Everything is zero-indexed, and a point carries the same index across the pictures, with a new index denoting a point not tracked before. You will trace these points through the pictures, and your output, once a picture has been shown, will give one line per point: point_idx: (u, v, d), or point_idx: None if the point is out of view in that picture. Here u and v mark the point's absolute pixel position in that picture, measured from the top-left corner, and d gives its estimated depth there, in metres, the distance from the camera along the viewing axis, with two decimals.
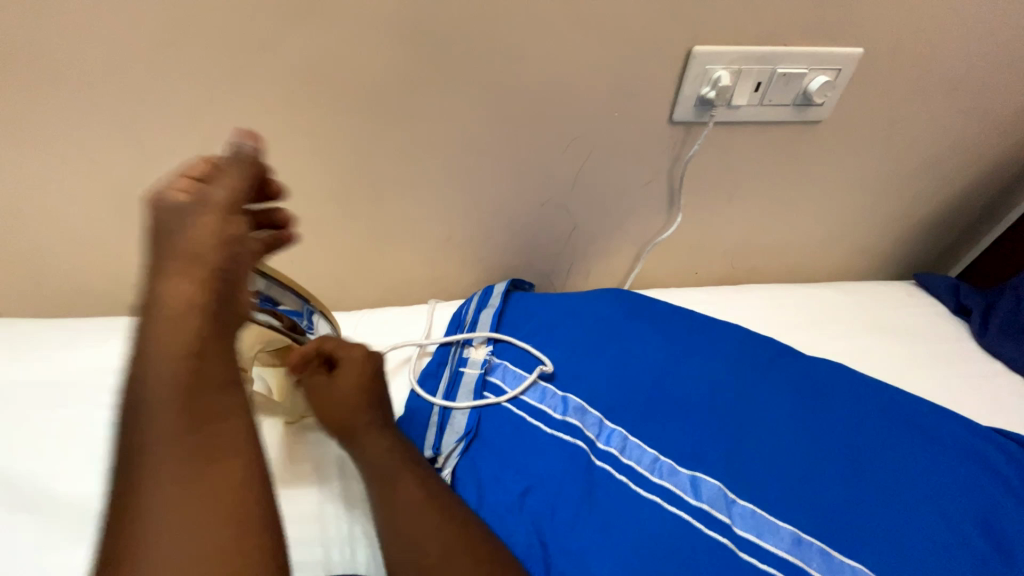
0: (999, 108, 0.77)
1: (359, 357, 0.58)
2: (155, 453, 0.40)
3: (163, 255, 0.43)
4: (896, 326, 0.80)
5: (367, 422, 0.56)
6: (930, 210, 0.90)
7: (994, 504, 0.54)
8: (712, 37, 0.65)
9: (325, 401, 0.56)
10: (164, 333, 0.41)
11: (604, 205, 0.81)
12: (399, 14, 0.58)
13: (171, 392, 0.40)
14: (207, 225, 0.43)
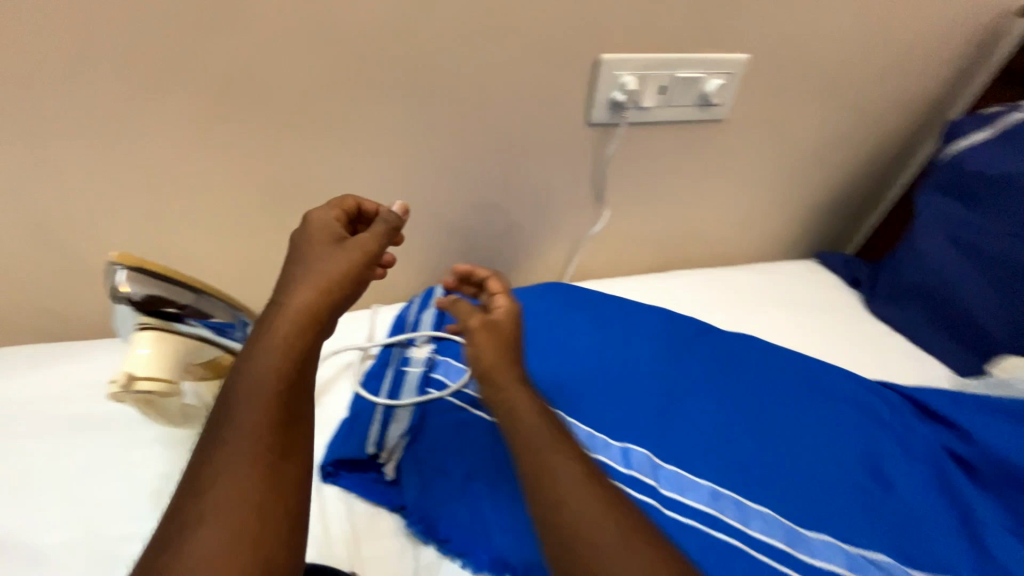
0: (865, 101, 0.90)
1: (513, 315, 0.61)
2: (232, 437, 0.42)
3: (306, 262, 0.51)
4: (801, 299, 0.90)
5: (515, 379, 0.54)
6: (824, 193, 1.02)
7: (879, 448, 0.62)
8: (618, 45, 0.71)
9: (486, 342, 0.57)
10: (284, 330, 0.47)
11: (536, 205, 0.86)
12: (316, 34, 0.61)
13: (269, 386, 0.45)
14: (350, 253, 0.52)
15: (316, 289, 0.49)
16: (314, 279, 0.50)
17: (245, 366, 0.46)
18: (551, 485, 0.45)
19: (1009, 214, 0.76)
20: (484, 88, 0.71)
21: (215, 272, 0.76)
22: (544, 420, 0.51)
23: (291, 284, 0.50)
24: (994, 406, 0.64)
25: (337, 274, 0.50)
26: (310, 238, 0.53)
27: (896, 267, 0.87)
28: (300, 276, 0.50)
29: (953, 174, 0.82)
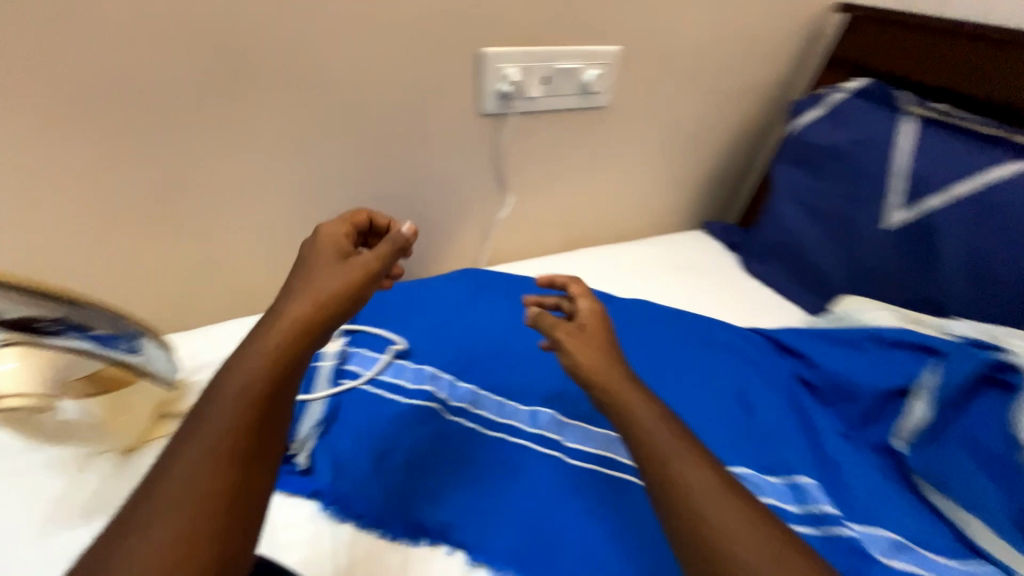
0: (725, 86, 1.03)
1: (596, 316, 0.57)
2: (200, 441, 0.41)
3: (308, 275, 0.52)
4: (687, 264, 1.01)
5: (626, 382, 0.51)
6: (704, 170, 1.15)
7: (751, 382, 0.71)
8: (496, 39, 0.76)
9: (580, 353, 0.53)
10: (275, 338, 0.47)
11: (440, 193, 0.90)
12: (186, 30, 0.63)
13: (253, 393, 0.44)
14: (352, 270, 0.52)
15: (313, 305, 0.49)
16: (313, 293, 0.50)
17: (233, 367, 0.45)
18: (674, 474, 0.44)
19: (839, 178, 0.89)
20: (369, 82, 0.74)
21: (117, 276, 0.77)
22: (667, 426, 0.47)
23: (292, 295, 0.50)
24: (829, 334, 0.74)
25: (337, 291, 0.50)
26: (317, 250, 0.55)
27: (762, 231, 1.01)
28: (301, 286, 0.51)
29: (797, 148, 0.96)
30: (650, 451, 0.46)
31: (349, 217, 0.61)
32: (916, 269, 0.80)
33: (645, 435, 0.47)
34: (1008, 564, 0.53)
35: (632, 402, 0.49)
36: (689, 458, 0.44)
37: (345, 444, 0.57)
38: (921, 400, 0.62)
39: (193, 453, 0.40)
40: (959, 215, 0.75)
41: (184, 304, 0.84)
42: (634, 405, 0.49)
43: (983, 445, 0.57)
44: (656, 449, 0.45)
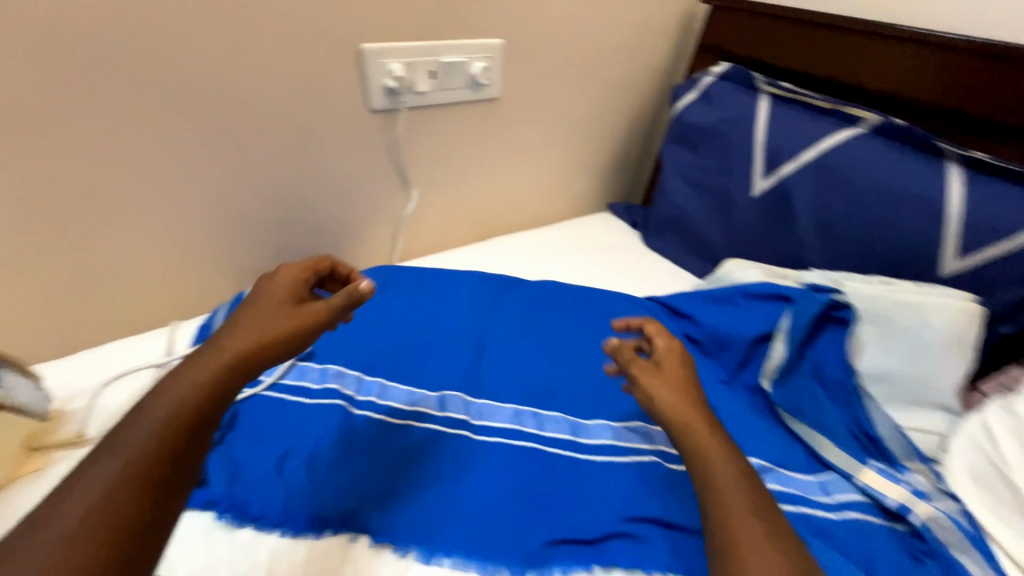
0: (612, 75, 1.09)
1: (671, 354, 0.60)
2: (116, 457, 0.39)
3: (259, 312, 0.53)
4: (593, 243, 1.07)
5: (702, 418, 0.53)
6: (605, 154, 1.22)
7: None
8: (374, 35, 0.77)
9: (653, 386, 0.56)
10: (213, 363, 0.46)
11: (340, 192, 0.89)
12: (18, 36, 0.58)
13: (181, 414, 0.43)
14: (304, 314, 0.53)
15: (248, 337, 0.49)
16: (257, 331, 0.50)
17: (165, 394, 0.44)
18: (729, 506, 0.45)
19: (714, 154, 0.99)
20: (242, 80, 0.72)
21: None
22: (734, 463, 0.49)
23: (236, 329, 0.50)
24: (708, 294, 0.81)
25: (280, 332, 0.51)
26: (275, 293, 0.56)
27: (655, 208, 1.09)
28: (246, 320, 0.52)
29: (679, 128, 1.04)
30: (714, 485, 0.47)
31: (311, 264, 0.62)
32: (778, 230, 0.91)
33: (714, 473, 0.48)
34: (849, 472, 0.60)
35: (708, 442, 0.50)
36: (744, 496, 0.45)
37: (240, 452, 0.55)
38: (781, 341, 0.70)
39: (102, 476, 0.38)
40: (805, 178, 0.85)
41: (67, 324, 0.80)
42: (714, 446, 0.50)
43: (827, 372, 0.67)
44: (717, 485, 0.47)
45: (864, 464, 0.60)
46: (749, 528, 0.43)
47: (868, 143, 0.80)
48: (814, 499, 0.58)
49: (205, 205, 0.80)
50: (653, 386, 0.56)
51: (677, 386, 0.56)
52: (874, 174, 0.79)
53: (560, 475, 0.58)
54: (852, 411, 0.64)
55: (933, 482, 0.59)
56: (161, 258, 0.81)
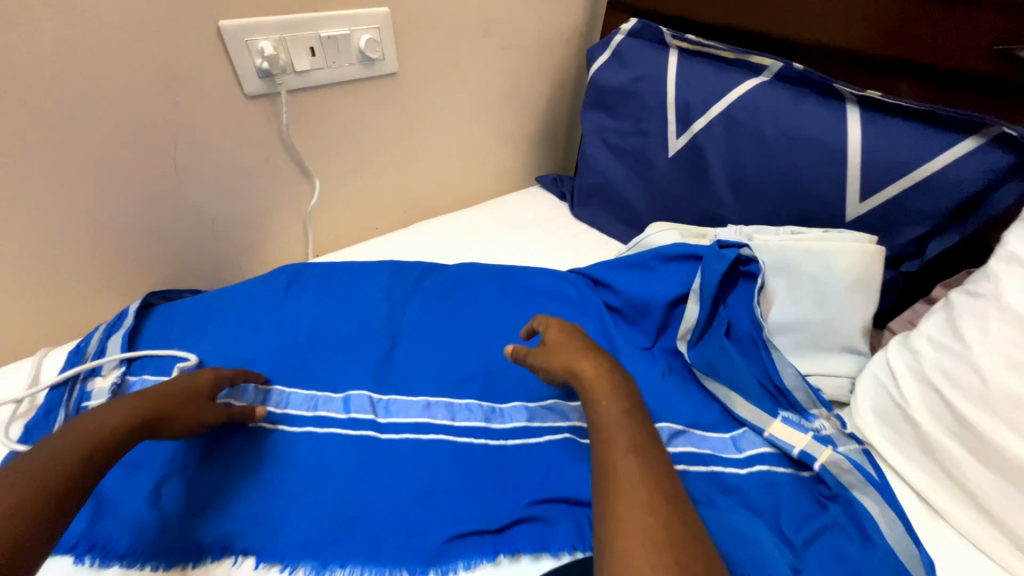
0: (527, 42, 1.03)
1: (569, 329, 0.64)
2: (20, 470, 0.42)
3: (170, 382, 0.54)
4: (519, 219, 1.04)
5: (604, 381, 0.57)
6: (530, 126, 1.17)
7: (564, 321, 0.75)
8: (234, 11, 0.69)
9: (551, 360, 0.61)
10: (128, 407, 0.50)
11: (232, 191, 0.82)
12: None
13: (88, 441, 0.46)
14: (201, 403, 0.54)
15: (148, 410, 0.50)
16: (162, 394, 0.52)
17: (50, 442, 0.45)
18: (617, 455, 0.49)
19: (630, 116, 0.96)
20: (82, 74, 0.64)
21: None
22: (626, 424, 0.53)
23: (134, 400, 0.50)
24: (626, 260, 0.79)
25: (180, 420, 0.51)
26: (192, 379, 0.55)
27: (580, 177, 1.05)
28: (152, 390, 0.52)
29: (594, 92, 1.00)
30: (608, 449, 0.50)
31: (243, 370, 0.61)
32: (696, 188, 0.89)
33: (607, 426, 0.53)
34: (758, 425, 0.60)
35: (604, 398, 0.55)
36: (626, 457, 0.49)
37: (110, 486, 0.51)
38: (694, 301, 0.69)
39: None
40: (714, 132, 0.84)
41: None
42: (607, 400, 0.55)
43: (737, 329, 0.68)
44: (613, 438, 0.51)
45: (773, 416, 0.60)
46: (627, 470, 0.48)
47: (771, 91, 0.79)
48: (724, 457, 0.59)
49: (69, 218, 0.72)
50: (548, 360, 0.61)
51: (573, 352, 0.60)
52: (779, 123, 0.77)
53: (467, 467, 0.56)
54: (762, 363, 0.64)
55: (837, 426, 0.58)
56: (30, 279, 0.74)
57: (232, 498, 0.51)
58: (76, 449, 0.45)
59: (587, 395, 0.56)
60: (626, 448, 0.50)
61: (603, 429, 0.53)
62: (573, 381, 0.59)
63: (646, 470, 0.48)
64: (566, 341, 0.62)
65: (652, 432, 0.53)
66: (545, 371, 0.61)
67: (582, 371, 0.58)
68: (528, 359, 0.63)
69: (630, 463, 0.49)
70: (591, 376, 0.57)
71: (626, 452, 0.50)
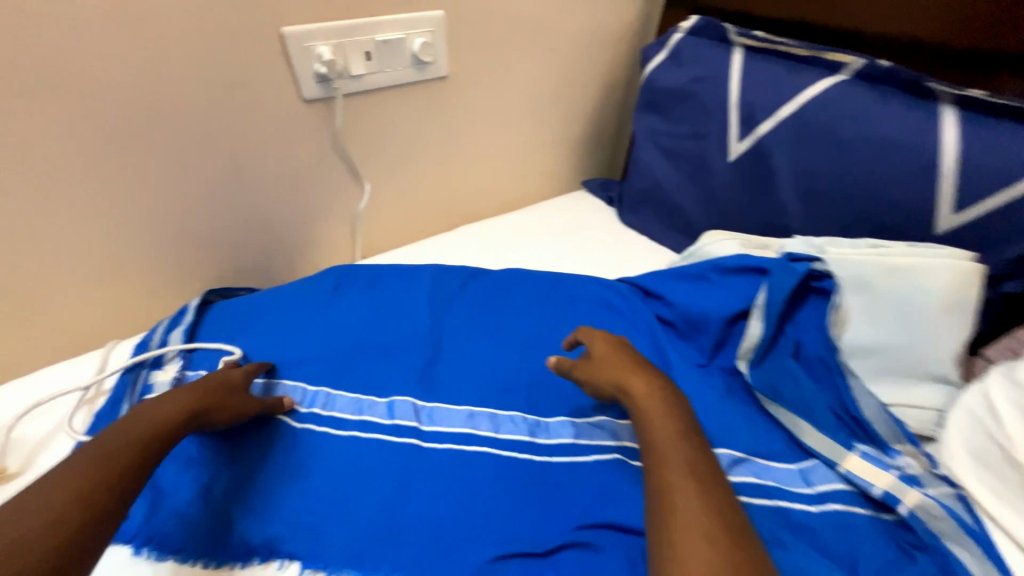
0: (578, 43, 1.00)
1: (617, 342, 0.60)
2: (94, 454, 0.44)
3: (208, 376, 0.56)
4: (565, 225, 1.01)
5: (658, 399, 0.53)
6: (578, 129, 1.14)
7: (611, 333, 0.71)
8: (296, 17, 0.70)
9: (599, 375, 0.57)
10: (180, 396, 0.52)
11: (287, 192, 0.85)
12: None
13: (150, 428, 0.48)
14: (237, 396, 0.56)
15: (197, 399, 0.52)
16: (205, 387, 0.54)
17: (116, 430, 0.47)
18: (672, 482, 0.45)
19: (686, 118, 0.91)
20: (156, 80, 0.67)
21: None
22: (682, 448, 0.48)
23: (181, 392, 0.53)
24: (680, 271, 0.74)
25: (223, 409, 0.54)
26: (227, 373, 0.57)
27: (630, 182, 1.01)
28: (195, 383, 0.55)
29: (648, 93, 0.96)
30: (664, 474, 0.46)
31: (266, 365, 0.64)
32: (758, 195, 0.83)
33: (660, 447, 0.48)
34: (832, 459, 0.55)
35: (655, 415, 0.51)
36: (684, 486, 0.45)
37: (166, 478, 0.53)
38: (758, 318, 0.64)
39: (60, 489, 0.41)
40: (782, 135, 0.78)
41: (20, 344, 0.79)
42: (660, 418, 0.51)
43: (806, 350, 0.62)
44: (667, 460, 0.47)
45: (849, 449, 0.55)
46: (684, 500, 0.43)
47: (849, 90, 0.72)
48: (791, 491, 0.54)
49: (139, 217, 0.76)
50: (595, 375, 0.57)
51: (622, 367, 0.56)
52: (858, 126, 0.71)
53: (510, 483, 0.54)
54: (836, 389, 0.58)
55: (926, 467, 0.53)
56: (103, 275, 0.79)
57: (278, 500, 0.52)
58: (137, 436, 0.47)
59: (637, 412, 0.53)
60: (682, 471, 0.46)
61: (656, 450, 0.49)
62: (622, 398, 0.55)
63: (705, 496, 0.44)
64: (611, 354, 0.58)
65: (710, 454, 0.49)
66: (592, 386, 0.58)
67: (633, 388, 0.54)
68: (574, 371, 0.60)
69: (686, 488, 0.44)
70: (642, 394, 0.53)
71: (682, 476, 0.45)
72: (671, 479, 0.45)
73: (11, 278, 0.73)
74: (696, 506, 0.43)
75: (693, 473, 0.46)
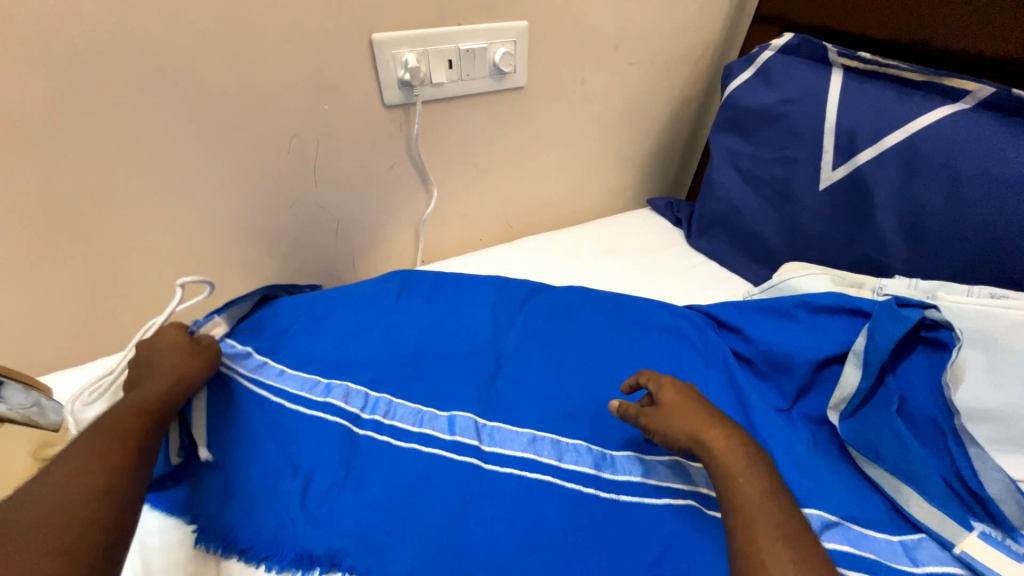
0: (658, 58, 0.97)
1: (675, 387, 0.56)
2: (82, 443, 0.45)
3: (159, 358, 0.56)
4: (628, 243, 0.97)
5: (740, 451, 0.48)
6: (647, 146, 1.11)
7: (683, 364, 0.67)
8: (386, 25, 0.71)
9: (669, 424, 0.52)
10: (155, 378, 0.54)
11: (358, 195, 0.86)
12: (38, 56, 0.59)
13: (135, 411, 0.50)
14: (196, 358, 0.57)
15: (170, 380, 0.54)
16: (168, 368, 0.55)
17: (101, 422, 0.48)
18: (765, 548, 0.41)
19: (772, 141, 0.85)
20: (251, 82, 0.69)
21: (36, 308, 0.78)
22: (773, 506, 0.44)
23: (149, 368, 0.56)
24: (762, 305, 0.69)
25: (188, 370, 0.56)
26: (180, 348, 0.58)
27: (701, 204, 0.96)
28: (159, 367, 0.55)
29: (730, 112, 0.90)
30: (756, 539, 0.41)
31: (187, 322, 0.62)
32: (851, 228, 0.77)
33: (746, 506, 0.44)
34: (945, 538, 0.49)
35: (740, 472, 0.46)
36: (776, 554, 0.40)
37: (216, 468, 0.54)
38: (853, 365, 0.59)
39: (54, 480, 0.42)
40: (887, 166, 0.71)
41: (107, 324, 0.84)
42: (744, 475, 0.46)
43: (911, 406, 0.56)
44: (755, 523, 0.42)
45: (967, 529, 0.49)
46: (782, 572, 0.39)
47: (973, 119, 0.65)
48: (893, 566, 0.48)
49: (222, 212, 0.79)
50: (666, 425, 0.52)
51: (696, 418, 0.52)
52: (982, 161, 0.63)
53: (574, 519, 0.52)
54: (947, 455, 0.53)
55: None
56: (185, 265, 0.82)
57: (341, 509, 0.52)
58: (128, 420, 0.49)
59: (717, 468, 0.48)
60: (771, 534, 0.42)
61: (742, 512, 0.44)
62: (696, 451, 0.50)
63: (802, 568, 0.39)
64: (683, 402, 0.54)
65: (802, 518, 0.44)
66: (662, 437, 0.53)
67: (709, 440, 0.50)
68: (641, 422, 0.55)
69: (781, 556, 0.40)
70: (721, 448, 0.49)
71: (774, 541, 0.41)
72: (763, 546, 0.41)
73: (106, 261, 0.77)
74: None
75: (784, 538, 0.41)
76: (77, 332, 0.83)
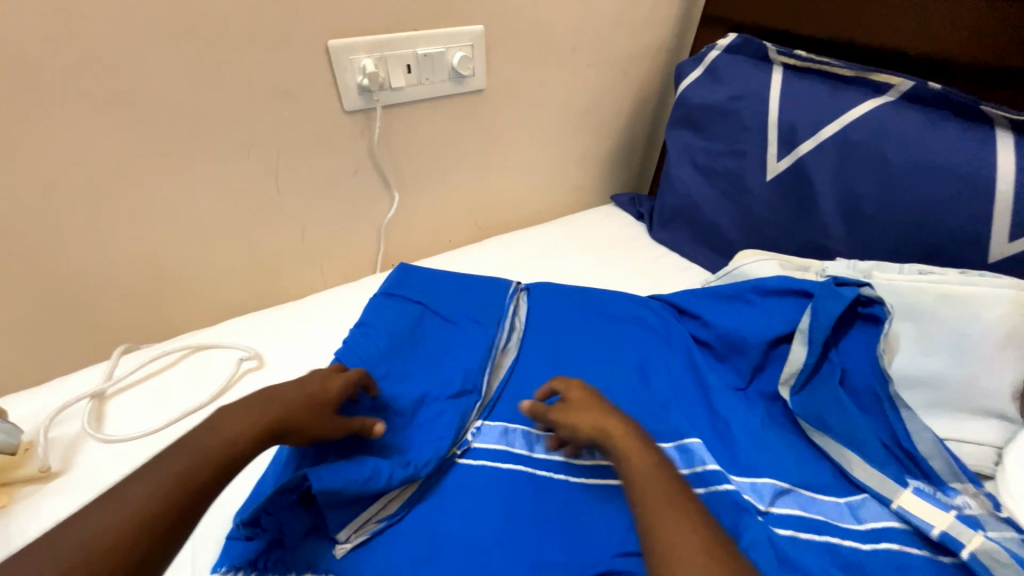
0: (614, 59, 1.00)
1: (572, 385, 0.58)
2: (138, 485, 0.41)
3: (291, 403, 0.50)
4: (592, 239, 1.01)
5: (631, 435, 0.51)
6: (608, 144, 1.14)
7: (649, 352, 0.69)
8: (341, 30, 0.71)
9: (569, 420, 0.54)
10: (250, 416, 0.48)
11: (323, 201, 0.86)
12: None
13: (204, 458, 0.44)
14: (309, 428, 0.50)
15: (259, 434, 0.47)
16: (277, 412, 0.49)
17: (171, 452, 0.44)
18: (657, 518, 0.43)
19: (724, 136, 0.89)
20: (204, 90, 0.68)
21: None
22: (663, 475, 0.47)
23: (273, 400, 0.50)
24: (718, 291, 0.72)
25: (307, 434, 0.50)
26: (318, 402, 0.51)
27: (661, 198, 1.00)
28: (270, 406, 0.49)
29: (684, 110, 0.94)
30: (649, 510, 0.44)
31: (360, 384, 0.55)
32: (797, 216, 0.82)
33: (640, 481, 0.47)
34: (884, 495, 0.54)
35: (633, 453, 0.49)
36: (669, 521, 0.43)
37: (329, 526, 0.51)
38: (801, 343, 0.63)
39: (86, 530, 0.38)
40: (824, 157, 0.76)
41: (58, 343, 0.81)
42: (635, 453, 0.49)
43: (853, 378, 0.61)
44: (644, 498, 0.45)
45: (903, 486, 0.53)
46: (677, 535, 0.42)
47: (897, 112, 0.70)
48: (839, 526, 0.52)
49: (179, 223, 0.77)
50: (569, 421, 0.54)
51: (591, 408, 0.54)
52: (907, 149, 0.69)
53: (545, 504, 0.54)
54: (885, 421, 0.58)
55: (987, 507, 0.51)
56: (142, 279, 0.80)
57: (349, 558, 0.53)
58: (192, 467, 0.43)
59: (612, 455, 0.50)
60: (661, 502, 0.44)
61: (637, 486, 0.47)
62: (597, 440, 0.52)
63: (693, 530, 0.42)
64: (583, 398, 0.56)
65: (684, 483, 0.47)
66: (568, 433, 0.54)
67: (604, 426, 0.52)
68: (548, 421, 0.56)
69: (667, 519, 0.43)
70: (615, 433, 0.51)
71: (663, 507, 0.44)
72: (656, 515, 0.43)
73: (59, 280, 0.75)
74: (686, 539, 0.41)
75: (670, 503, 0.44)
76: (24, 352, 0.79)
